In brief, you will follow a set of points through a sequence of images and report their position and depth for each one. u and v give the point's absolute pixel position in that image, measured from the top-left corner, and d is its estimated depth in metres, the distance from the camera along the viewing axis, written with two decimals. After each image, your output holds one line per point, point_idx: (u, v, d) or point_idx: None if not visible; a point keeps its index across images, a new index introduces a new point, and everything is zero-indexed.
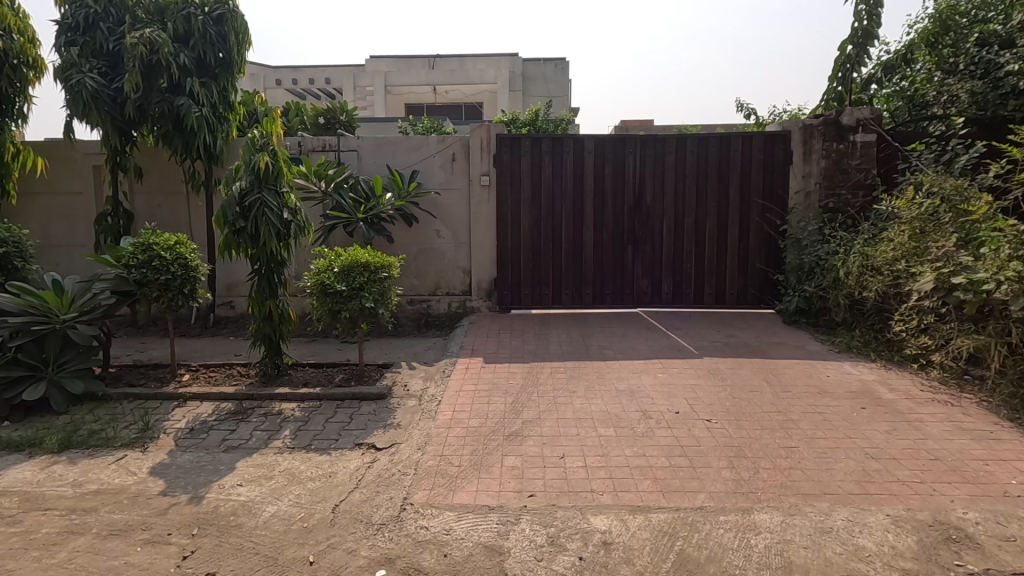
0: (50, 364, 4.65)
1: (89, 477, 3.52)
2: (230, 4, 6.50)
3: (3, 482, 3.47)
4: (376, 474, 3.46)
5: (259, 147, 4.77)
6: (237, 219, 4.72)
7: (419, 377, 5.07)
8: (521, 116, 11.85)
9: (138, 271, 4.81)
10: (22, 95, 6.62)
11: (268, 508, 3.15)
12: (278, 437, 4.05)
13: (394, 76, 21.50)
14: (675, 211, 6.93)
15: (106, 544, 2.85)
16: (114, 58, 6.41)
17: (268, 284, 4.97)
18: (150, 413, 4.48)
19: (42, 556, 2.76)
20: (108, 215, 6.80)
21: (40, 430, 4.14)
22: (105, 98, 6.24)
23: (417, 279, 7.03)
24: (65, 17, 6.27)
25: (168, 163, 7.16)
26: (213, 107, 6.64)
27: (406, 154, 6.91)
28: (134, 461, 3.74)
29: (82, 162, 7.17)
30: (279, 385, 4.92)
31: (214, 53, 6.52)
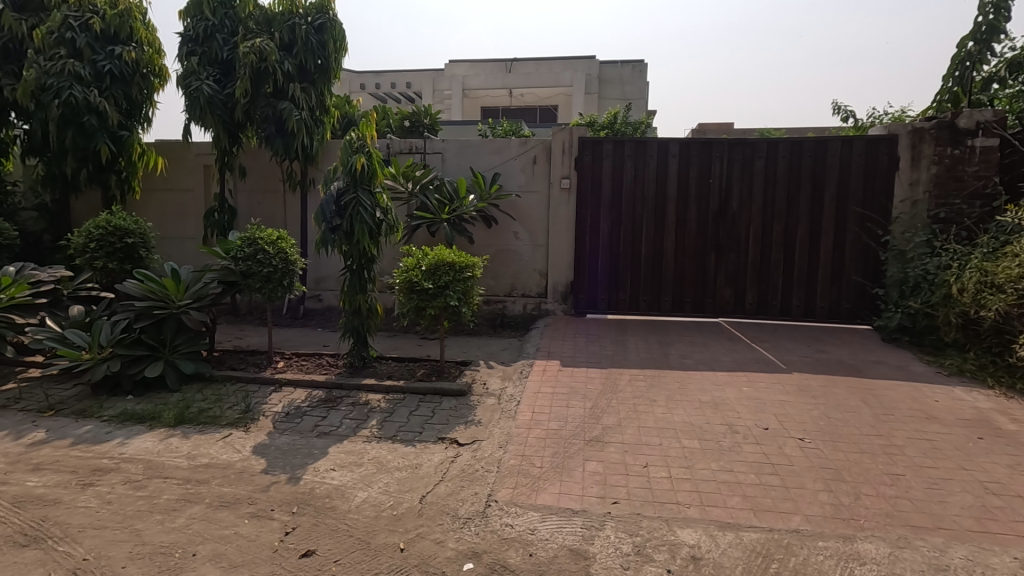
0: (167, 345, 5.10)
1: (200, 451, 3.83)
2: (330, 13, 6.91)
3: (129, 450, 3.84)
4: (459, 469, 3.54)
5: (357, 149, 5.02)
6: (334, 217, 5.00)
7: (498, 377, 5.14)
8: (599, 119, 11.77)
9: (244, 264, 5.18)
10: (149, 100, 7.38)
11: (360, 494, 3.29)
12: (365, 426, 4.23)
13: (472, 80, 21.91)
14: (764, 218, 6.64)
15: (218, 514, 3.09)
16: (226, 66, 6.94)
17: (358, 280, 5.20)
18: (251, 396, 4.82)
19: (164, 520, 3.03)
20: (215, 211, 7.37)
21: (158, 405, 4.55)
22: (218, 103, 6.77)
23: (494, 280, 7.13)
24: (188, 30, 6.87)
25: (268, 164, 7.66)
26: (311, 111, 7.06)
27: (489, 156, 7.04)
28: (238, 439, 4.03)
29: (195, 162, 7.81)
30: (365, 376, 5.14)
31: (313, 60, 6.94)
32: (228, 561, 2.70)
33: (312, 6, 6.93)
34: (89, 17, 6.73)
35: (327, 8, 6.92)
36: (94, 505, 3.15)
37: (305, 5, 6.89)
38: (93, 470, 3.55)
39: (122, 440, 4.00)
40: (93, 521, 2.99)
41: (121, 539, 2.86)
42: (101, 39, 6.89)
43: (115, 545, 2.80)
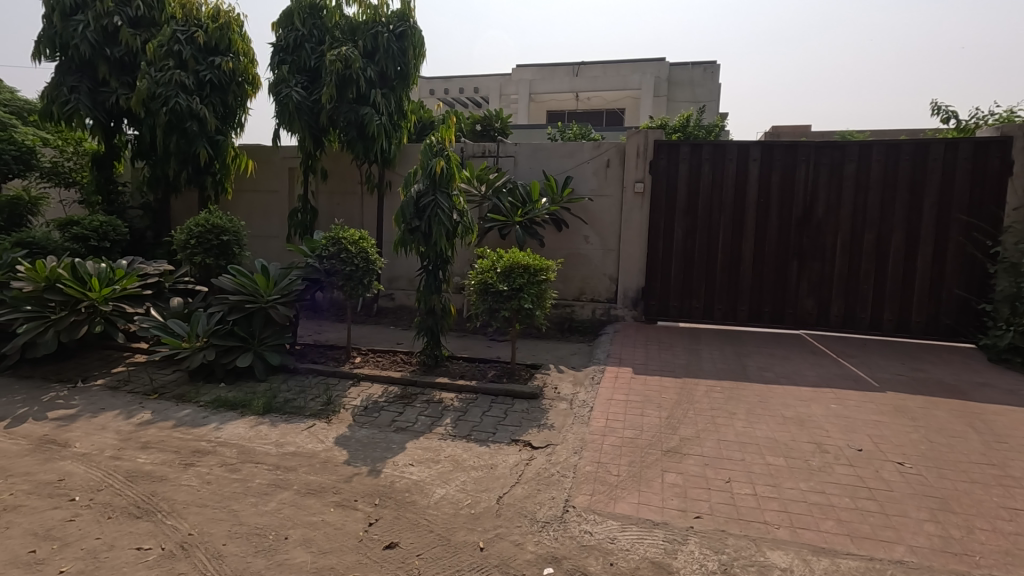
0: (256, 337, 5.40)
1: (288, 440, 4.03)
2: (411, 21, 7.13)
3: (223, 435, 4.08)
4: (534, 472, 3.54)
5: (436, 152, 5.14)
6: (413, 219, 5.13)
7: (569, 382, 5.10)
8: (670, 122, 11.50)
9: (328, 262, 5.41)
10: (243, 107, 7.90)
11: (438, 490, 3.35)
12: (440, 424, 4.31)
13: (539, 83, 21.94)
14: (853, 225, 6.25)
15: (306, 500, 3.22)
16: (313, 73, 7.29)
17: (434, 280, 5.31)
18: (331, 389, 5.02)
19: (258, 502, 3.19)
20: (299, 212, 7.76)
21: (248, 394, 4.83)
22: (305, 109, 7.13)
23: (563, 283, 7.10)
24: (280, 40, 7.28)
25: (348, 167, 7.98)
26: (390, 116, 7.31)
27: (561, 160, 7.02)
28: (321, 430, 4.20)
29: (281, 164, 8.25)
30: (438, 375, 5.24)
31: (394, 67, 7.18)
32: (317, 547, 2.79)
33: (394, 14, 7.19)
34: (195, 30, 7.29)
35: (408, 16, 7.16)
36: (196, 484, 3.36)
37: (388, 14, 7.15)
38: (193, 452, 3.80)
39: (217, 424, 4.27)
40: (195, 499, 3.19)
41: (220, 517, 3.02)
42: (204, 50, 7.43)
43: (216, 522, 2.95)
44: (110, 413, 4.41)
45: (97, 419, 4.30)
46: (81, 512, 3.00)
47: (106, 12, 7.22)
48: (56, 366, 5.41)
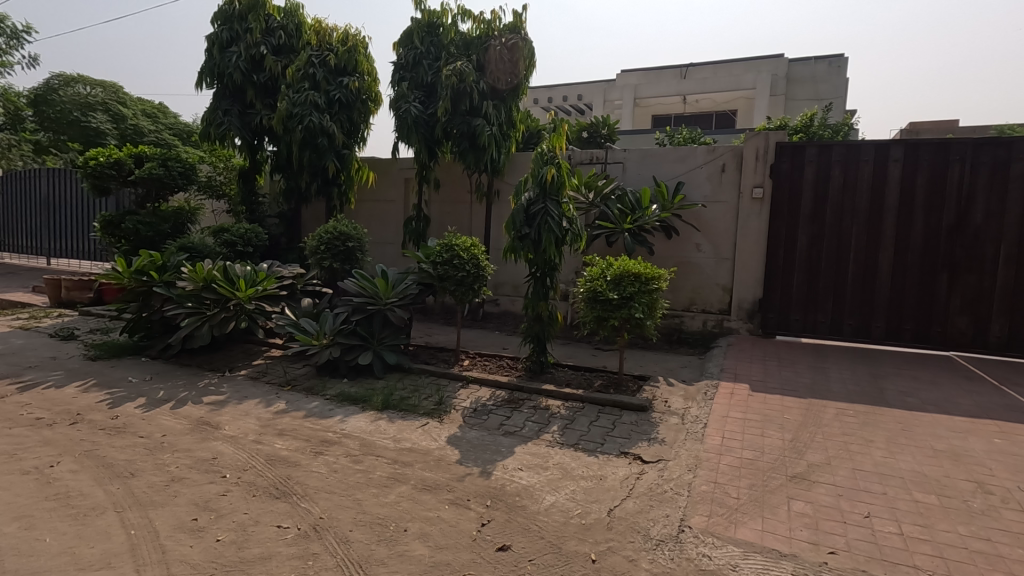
0: (375, 337, 5.76)
1: (404, 436, 4.25)
2: (523, 33, 7.30)
3: (347, 427, 4.39)
4: (646, 487, 3.43)
5: (547, 160, 5.21)
6: (523, 226, 5.19)
7: (680, 396, 4.90)
8: (790, 122, 10.74)
9: (441, 267, 5.64)
10: (365, 122, 8.54)
11: (548, 497, 3.35)
12: (547, 430, 4.32)
13: (644, 87, 21.42)
14: (1021, 232, 5.45)
15: (423, 496, 3.36)
16: (429, 88, 7.67)
17: (542, 287, 5.34)
18: (442, 390, 5.23)
19: (379, 493, 3.37)
20: (413, 220, 8.19)
21: (368, 390, 5.16)
22: (422, 122, 7.52)
23: (672, 293, 6.85)
24: (400, 58, 7.74)
25: (459, 177, 8.31)
26: (500, 126, 7.51)
27: (673, 165, 6.80)
28: (435, 428, 4.38)
29: (398, 175, 8.77)
30: (545, 382, 5.27)
31: (505, 79, 7.40)
32: (434, 542, 2.88)
33: (506, 28, 7.42)
34: (327, 54, 8.07)
35: (520, 29, 7.33)
36: (325, 472, 3.64)
37: (500, 27, 7.36)
38: (321, 441, 4.12)
39: (341, 417, 4.59)
40: (324, 485, 3.45)
41: (346, 504, 3.23)
42: (334, 72, 8.18)
43: (343, 509, 3.16)
44: (253, 401, 4.91)
45: (242, 405, 4.81)
46: (231, 488, 3.35)
47: (255, 43, 8.14)
48: (209, 357, 6.14)
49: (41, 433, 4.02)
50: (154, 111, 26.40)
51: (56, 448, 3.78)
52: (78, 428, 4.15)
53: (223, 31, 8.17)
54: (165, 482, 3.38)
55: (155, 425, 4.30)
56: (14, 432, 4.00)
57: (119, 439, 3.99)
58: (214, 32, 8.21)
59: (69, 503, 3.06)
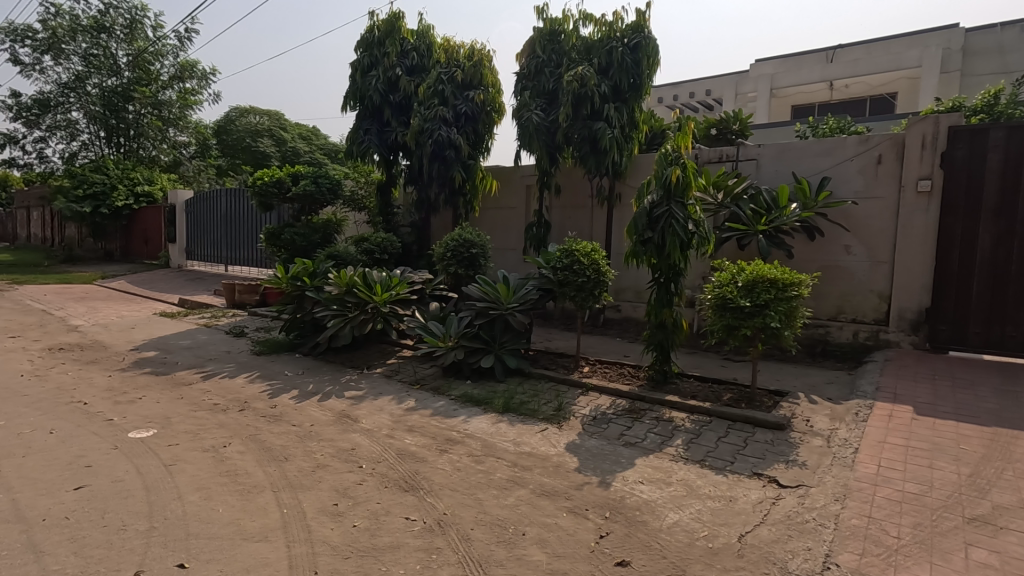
0: (497, 341, 5.91)
1: (523, 439, 4.30)
2: (646, 31, 7.17)
3: (470, 427, 4.55)
4: (783, 515, 3.12)
5: (671, 161, 4.98)
6: (645, 230, 5.01)
7: (824, 415, 4.40)
8: (967, 103, 9.23)
9: (561, 273, 5.65)
10: (489, 133, 8.90)
11: (671, 514, 3.19)
12: (671, 444, 4.12)
13: (782, 76, 19.74)
14: None
15: (541, 501, 3.36)
16: (550, 96, 7.73)
17: (665, 294, 5.11)
18: (562, 396, 5.22)
19: (499, 495, 3.44)
20: (534, 226, 8.29)
21: (490, 393, 5.31)
22: (543, 129, 7.58)
23: (815, 300, 6.20)
24: (523, 68, 7.89)
25: (580, 182, 8.28)
26: (622, 128, 7.36)
27: (816, 159, 6.17)
28: (554, 434, 4.38)
29: (520, 182, 8.96)
30: (668, 392, 5.03)
31: (627, 79, 7.26)
32: (552, 549, 2.87)
33: (628, 27, 7.28)
34: (455, 70, 8.53)
35: (643, 27, 7.20)
36: (449, 469, 3.80)
37: (622, 28, 7.28)
38: (446, 439, 4.31)
39: (465, 417, 4.77)
40: (448, 482, 3.60)
41: (468, 503, 3.33)
42: (461, 86, 8.62)
43: (465, 508, 3.27)
44: (386, 398, 5.29)
45: (377, 401, 5.20)
46: (366, 478, 3.63)
47: (391, 66, 8.83)
48: (350, 355, 6.74)
49: (217, 416, 4.68)
50: (309, 134, 29.77)
51: (228, 430, 4.37)
52: (245, 414, 4.77)
53: (365, 57, 8.96)
54: (312, 467, 3.76)
55: (305, 415, 4.81)
56: (198, 415, 4.70)
57: (277, 426, 4.51)
58: (357, 59, 9.03)
59: (236, 480, 3.52)
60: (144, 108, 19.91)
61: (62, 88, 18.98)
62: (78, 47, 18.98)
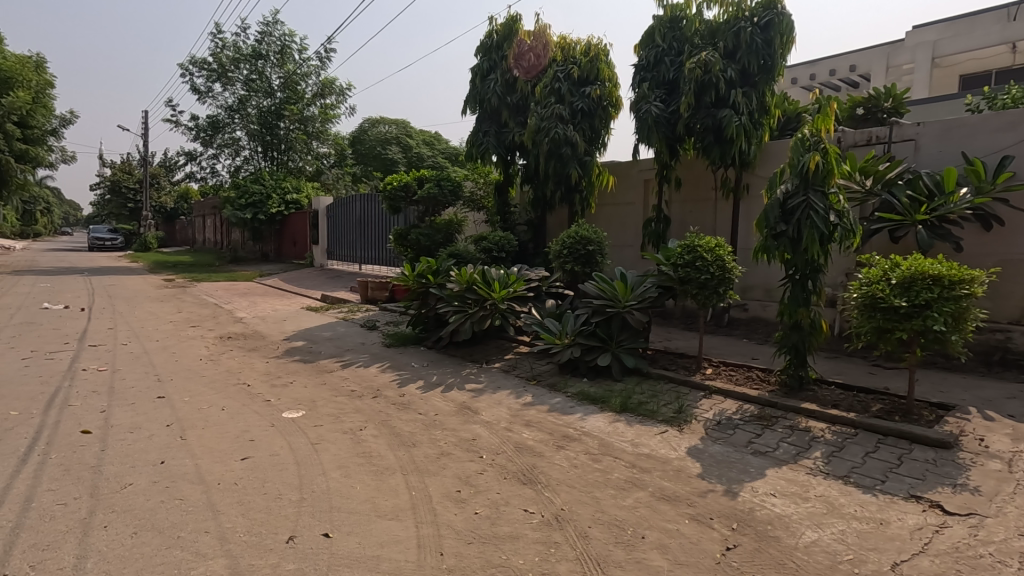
0: (613, 339, 5.81)
1: (642, 441, 4.19)
2: (779, 7, 6.67)
3: (587, 425, 4.53)
4: (950, 546, 2.72)
5: (809, 147, 4.57)
6: (778, 223, 4.61)
7: (1003, 436, 3.77)
8: None
9: (683, 270, 5.40)
10: (606, 128, 8.80)
11: (808, 532, 2.92)
12: (807, 456, 3.78)
13: (946, 42, 17.17)
14: None
15: (661, 505, 3.25)
16: (671, 85, 7.42)
17: (802, 292, 4.69)
18: (683, 398, 5.01)
19: (617, 495, 3.39)
20: (652, 221, 8.01)
21: (607, 391, 5.24)
22: (663, 121, 7.27)
23: (992, 301, 5.33)
24: (642, 59, 7.62)
25: (703, 174, 7.88)
26: (751, 114, 6.90)
27: (994, 135, 5.29)
28: (674, 437, 4.22)
29: (638, 177, 8.76)
30: (804, 400, 4.61)
31: (757, 61, 6.81)
32: (674, 556, 2.76)
33: (758, 5, 6.83)
34: (571, 67, 8.55)
35: (776, 4, 6.71)
36: (566, 465, 3.81)
37: (751, 6, 6.84)
38: (563, 436, 4.33)
39: (581, 415, 4.76)
40: (565, 478, 3.61)
41: (585, 501, 3.32)
42: (577, 83, 8.63)
43: (582, 505, 3.26)
44: (504, 392, 5.44)
45: (496, 395, 5.37)
46: (487, 468, 3.76)
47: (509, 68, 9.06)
48: (470, 350, 7.02)
49: (354, 402, 5.13)
50: (431, 139, 31.49)
51: (364, 415, 4.77)
52: (378, 401, 5.17)
53: (484, 62, 9.27)
54: (437, 455, 3.98)
55: (430, 405, 5.10)
56: (338, 400, 5.19)
57: (406, 414, 4.83)
58: (477, 64, 9.37)
59: (371, 461, 3.83)
60: (293, 124, 22.33)
61: (228, 111, 21.86)
62: (241, 74, 21.74)
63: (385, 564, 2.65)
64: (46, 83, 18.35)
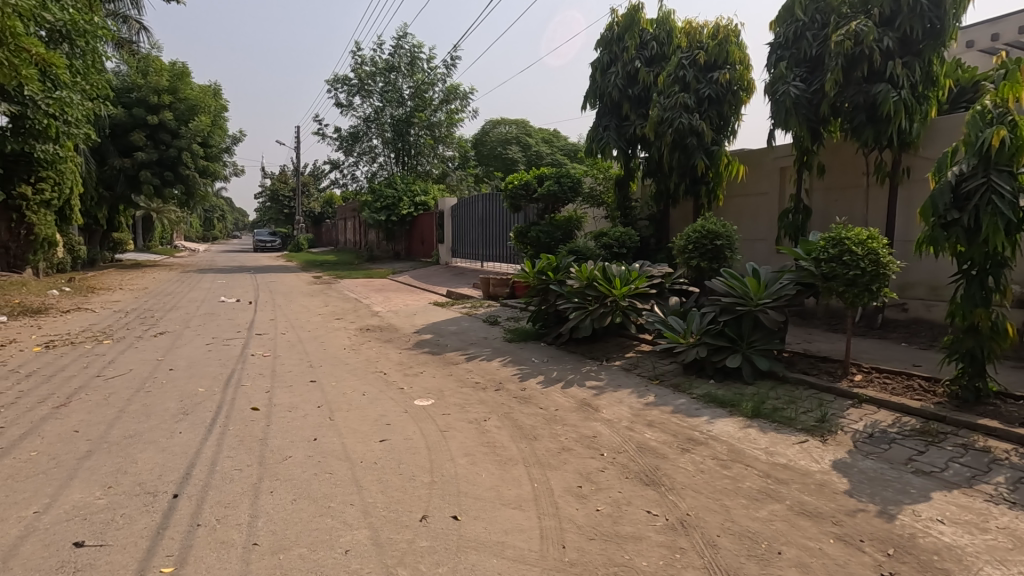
0: (744, 340, 5.44)
1: (777, 450, 3.88)
2: None
3: (714, 429, 4.30)
4: None
5: (991, 120, 3.91)
6: (949, 211, 4.01)
7: None
8: None
9: (827, 265, 4.91)
10: (736, 114, 8.30)
11: (987, 569, 2.52)
12: (986, 480, 3.26)
13: None
14: None
15: (801, 521, 2.99)
16: (814, 62, 6.76)
17: (980, 289, 4.04)
18: (826, 406, 4.55)
19: (749, 505, 3.18)
20: (790, 213, 7.37)
21: (737, 395, 4.93)
22: (804, 103, 6.64)
23: None
24: (778, 37, 7.01)
25: (852, 158, 7.11)
26: (913, 87, 6.09)
27: None
28: (816, 448, 3.86)
29: (773, 165, 8.12)
30: (982, 415, 3.97)
31: (922, 26, 6.00)
32: None
33: None
34: (697, 52, 8.15)
35: None
36: (692, 470, 3.65)
37: None
38: (688, 439, 4.16)
39: (708, 418, 4.53)
40: (691, 483, 3.47)
41: (714, 508, 3.16)
42: (704, 69, 8.20)
43: (711, 512, 3.10)
44: (626, 391, 5.34)
45: (617, 393, 5.29)
46: (608, 466, 3.73)
47: (630, 59, 8.85)
48: (590, 347, 6.98)
49: (479, 393, 5.36)
50: (550, 137, 31.75)
51: (488, 407, 4.96)
52: (501, 394, 5.35)
53: (604, 55, 9.12)
54: (558, 449, 4.02)
55: (551, 400, 5.17)
56: (464, 391, 5.45)
57: (527, 407, 4.95)
58: (597, 59, 9.24)
59: (495, 451, 3.97)
60: (421, 130, 23.77)
61: (366, 121, 23.83)
62: (377, 86, 23.58)
63: (509, 551, 2.74)
64: (221, 108, 21.35)
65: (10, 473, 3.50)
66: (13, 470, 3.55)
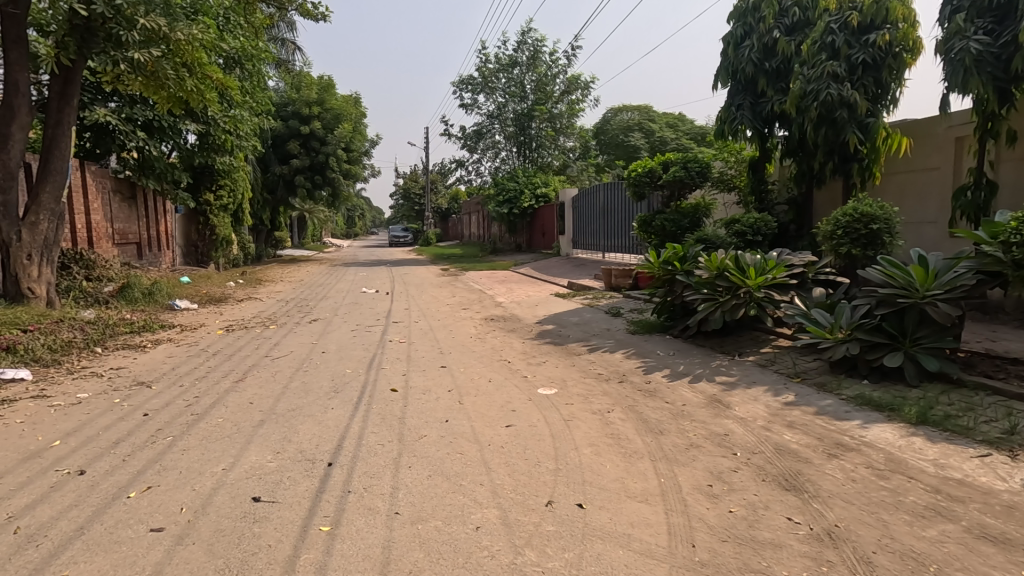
0: (907, 336, 4.79)
1: (950, 463, 3.38)
2: None
3: (868, 435, 3.86)
4: None
5: None
6: None
7: None
8: None
9: (1020, 250, 4.25)
10: (898, 79, 7.32)
11: None
12: None
13: None
14: None
15: (982, 546, 2.58)
16: (1003, 11, 5.73)
17: None
18: (1017, 416, 3.87)
19: (914, 522, 2.81)
20: (968, 189, 6.34)
21: (898, 398, 4.36)
22: (989, 59, 5.66)
23: None
24: None
25: None
26: None
27: None
28: (1002, 465, 3.30)
29: (945, 135, 7.05)
30: None
31: None
32: None
33: None
34: (849, 14, 7.28)
35: None
36: (841, 477, 3.31)
37: None
38: (836, 444, 3.77)
39: (861, 423, 4.07)
40: (841, 492, 3.15)
41: (869, 522, 2.84)
42: (857, 31, 7.32)
43: (865, 526, 2.80)
44: (761, 389, 4.98)
45: (752, 390, 4.95)
46: (742, 466, 3.51)
47: (768, 30, 8.14)
48: (720, 341, 6.61)
49: (602, 385, 5.32)
50: (675, 121, 30.38)
51: (612, 398, 4.91)
52: (624, 386, 5.27)
53: (737, 28, 8.49)
54: (687, 445, 3.87)
55: (678, 394, 4.98)
56: (587, 382, 5.44)
57: (653, 401, 4.82)
58: (729, 33, 8.64)
59: (619, 443, 3.93)
60: (543, 122, 23.98)
61: (490, 118, 24.58)
62: (500, 83, 24.13)
63: (636, 544, 2.70)
64: (361, 114, 23.25)
65: (205, 435, 4.17)
66: (206, 433, 4.22)
